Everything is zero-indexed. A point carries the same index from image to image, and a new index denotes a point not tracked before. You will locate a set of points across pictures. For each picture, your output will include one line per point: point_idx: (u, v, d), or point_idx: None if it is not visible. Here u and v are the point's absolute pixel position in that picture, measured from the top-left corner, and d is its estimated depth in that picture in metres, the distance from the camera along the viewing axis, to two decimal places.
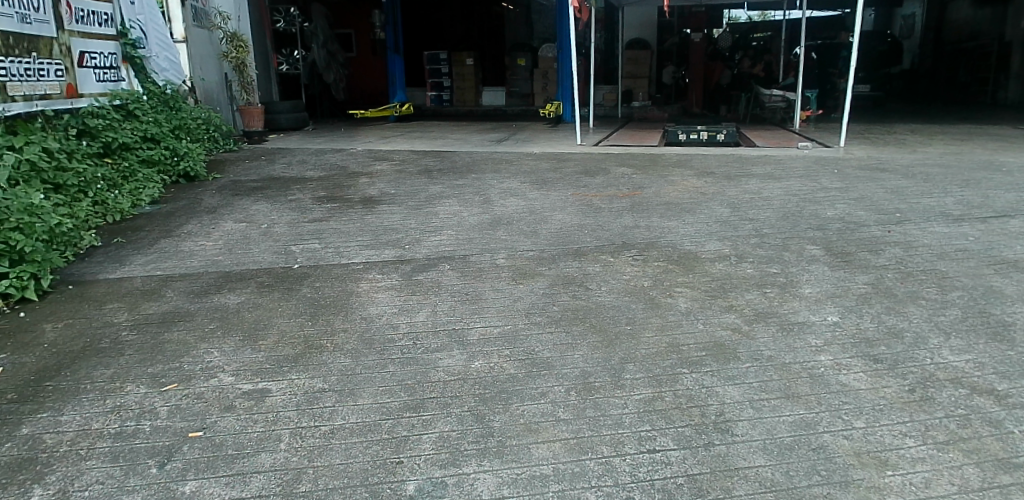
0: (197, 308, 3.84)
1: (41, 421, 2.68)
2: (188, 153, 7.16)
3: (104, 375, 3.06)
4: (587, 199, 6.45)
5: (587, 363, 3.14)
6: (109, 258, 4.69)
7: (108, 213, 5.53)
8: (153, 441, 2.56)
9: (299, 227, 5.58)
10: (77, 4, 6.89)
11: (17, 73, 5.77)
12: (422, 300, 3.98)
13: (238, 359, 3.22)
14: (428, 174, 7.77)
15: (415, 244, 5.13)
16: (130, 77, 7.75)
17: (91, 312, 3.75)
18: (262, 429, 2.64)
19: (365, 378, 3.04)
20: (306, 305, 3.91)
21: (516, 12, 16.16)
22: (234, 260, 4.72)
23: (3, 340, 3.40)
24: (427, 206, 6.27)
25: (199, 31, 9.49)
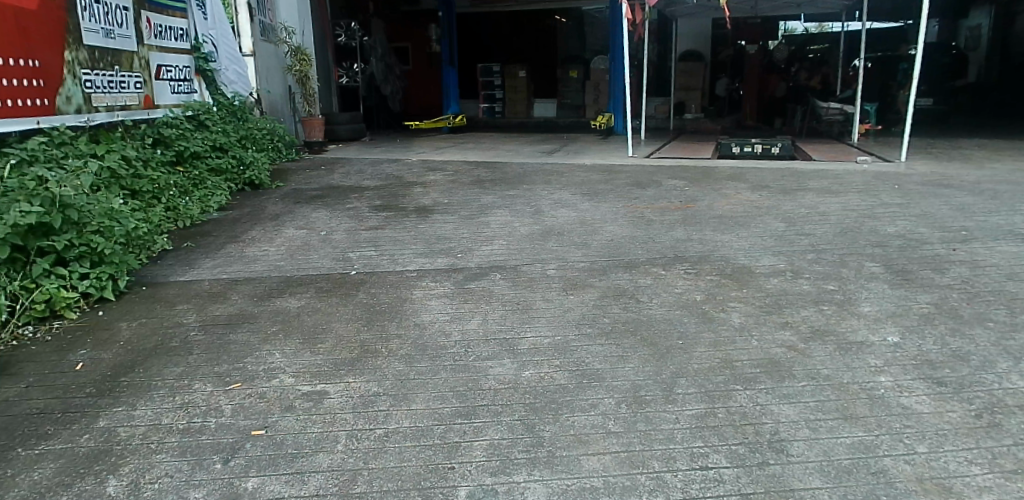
0: (259, 311, 3.99)
1: (115, 416, 2.82)
2: (253, 161, 7.44)
3: (173, 372, 3.21)
4: (638, 211, 6.44)
5: (638, 376, 3.15)
6: (178, 261, 4.91)
7: (179, 218, 5.79)
8: (219, 438, 2.67)
9: (356, 235, 5.73)
10: (156, 20, 7.24)
11: (101, 84, 6.11)
12: (474, 308, 4.05)
13: (298, 361, 3.34)
14: (480, 184, 7.87)
15: (467, 253, 5.20)
16: (201, 89, 8.19)
17: (162, 312, 3.94)
18: (320, 430, 2.73)
19: (418, 383, 3.11)
20: (361, 310, 4.02)
21: (568, 24, 16.08)
22: (295, 265, 4.89)
23: (82, 336, 3.59)
24: (479, 216, 6.36)
25: (267, 45, 9.88)
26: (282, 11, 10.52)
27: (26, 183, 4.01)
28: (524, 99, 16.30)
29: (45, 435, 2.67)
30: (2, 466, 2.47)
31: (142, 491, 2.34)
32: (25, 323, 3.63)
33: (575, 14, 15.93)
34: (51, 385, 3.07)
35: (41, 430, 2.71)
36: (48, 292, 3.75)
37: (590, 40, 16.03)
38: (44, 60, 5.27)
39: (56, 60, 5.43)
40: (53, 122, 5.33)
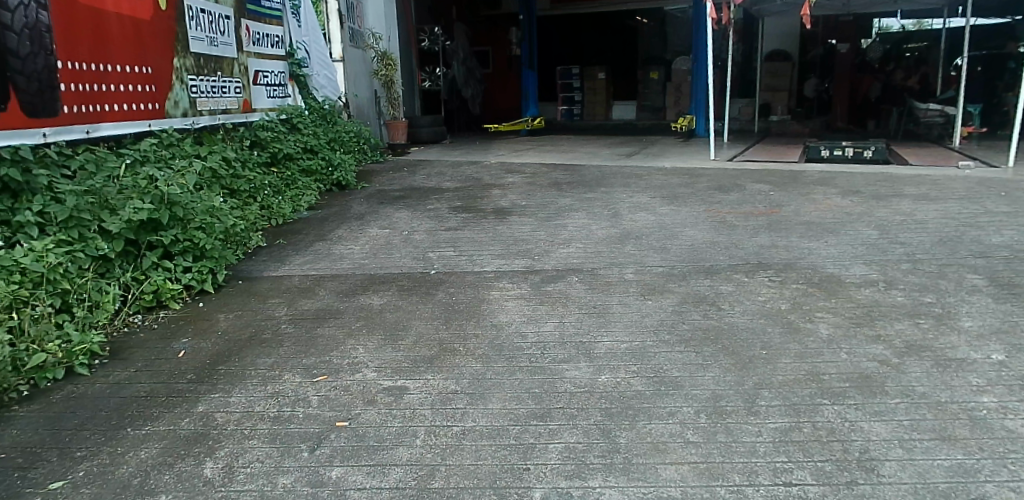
0: (345, 307, 4.15)
1: (213, 401, 3.00)
2: (340, 162, 7.72)
3: (266, 363, 3.38)
4: (720, 216, 6.30)
5: (718, 385, 3.08)
6: (271, 258, 5.15)
7: (272, 216, 6.08)
8: (306, 427, 2.79)
9: (436, 235, 5.85)
10: (254, 28, 7.62)
11: (204, 90, 6.47)
12: (550, 311, 4.06)
13: (380, 357, 3.45)
14: (558, 187, 7.88)
15: (544, 255, 5.23)
16: (294, 93, 8.57)
17: (257, 305, 4.15)
18: (400, 424, 2.81)
19: (494, 383, 3.15)
20: (440, 309, 4.10)
21: (650, 25, 15.91)
22: (378, 263, 5.04)
23: (184, 326, 3.83)
24: (556, 218, 6.38)
25: (356, 50, 10.29)
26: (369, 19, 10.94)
27: (139, 183, 4.31)
28: (603, 101, 16.34)
29: (151, 417, 2.86)
30: (114, 443, 2.66)
31: (235, 474, 2.47)
32: (136, 311, 3.90)
33: (658, 15, 15.74)
34: (157, 370, 3.29)
35: (148, 413, 2.90)
36: (155, 284, 4.01)
37: (673, 41, 15.84)
38: (156, 67, 5.63)
39: (167, 66, 5.79)
40: (162, 124, 5.68)
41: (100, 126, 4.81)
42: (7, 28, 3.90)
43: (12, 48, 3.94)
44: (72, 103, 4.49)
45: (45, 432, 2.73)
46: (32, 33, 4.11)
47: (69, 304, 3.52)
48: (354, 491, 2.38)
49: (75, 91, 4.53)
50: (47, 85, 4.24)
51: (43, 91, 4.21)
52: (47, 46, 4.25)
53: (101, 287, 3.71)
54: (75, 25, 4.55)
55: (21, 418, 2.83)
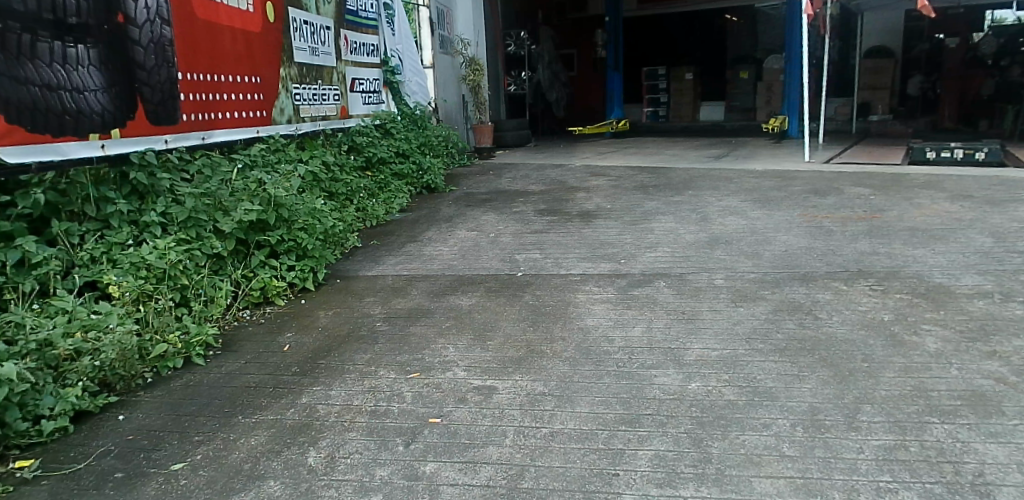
0: (435, 307, 4.26)
1: (316, 394, 3.15)
2: (430, 166, 7.93)
3: (363, 358, 3.52)
4: (815, 220, 6.07)
5: (816, 398, 2.98)
6: (366, 258, 5.36)
7: (366, 218, 6.32)
8: (401, 421, 2.90)
9: (522, 237, 5.92)
10: (352, 37, 7.95)
11: (306, 97, 6.79)
12: (638, 315, 4.04)
13: (470, 356, 3.53)
14: (644, 190, 7.80)
15: (631, 258, 5.20)
16: (388, 100, 8.86)
17: (354, 302, 4.34)
18: (490, 423, 2.87)
19: (582, 386, 3.17)
20: (528, 311, 4.15)
21: (740, 24, 15.61)
22: (467, 264, 5.16)
23: (287, 321, 4.04)
24: (642, 222, 6.32)
25: (445, 57, 10.55)
26: (457, 25, 11.19)
27: (249, 186, 4.59)
28: (690, 102, 16.04)
29: (259, 407, 3.04)
30: (228, 430, 2.85)
31: (336, 464, 2.60)
32: (244, 306, 4.15)
33: (749, 12, 15.47)
34: (264, 362, 3.49)
35: (257, 402, 3.09)
36: (262, 281, 4.26)
37: (764, 39, 15.44)
38: (264, 76, 5.95)
39: (273, 77, 6.12)
40: (269, 131, 6.00)
41: (214, 132, 5.13)
42: (135, 43, 4.20)
43: (140, 62, 4.24)
44: (191, 112, 4.81)
45: (166, 416, 2.95)
46: (157, 46, 4.41)
47: (186, 298, 3.79)
48: (447, 487, 2.45)
49: (193, 100, 4.85)
50: (169, 95, 4.56)
51: (165, 101, 4.52)
52: (169, 59, 4.55)
53: (215, 283, 3.97)
54: (193, 38, 4.87)
55: (145, 403, 3.06)
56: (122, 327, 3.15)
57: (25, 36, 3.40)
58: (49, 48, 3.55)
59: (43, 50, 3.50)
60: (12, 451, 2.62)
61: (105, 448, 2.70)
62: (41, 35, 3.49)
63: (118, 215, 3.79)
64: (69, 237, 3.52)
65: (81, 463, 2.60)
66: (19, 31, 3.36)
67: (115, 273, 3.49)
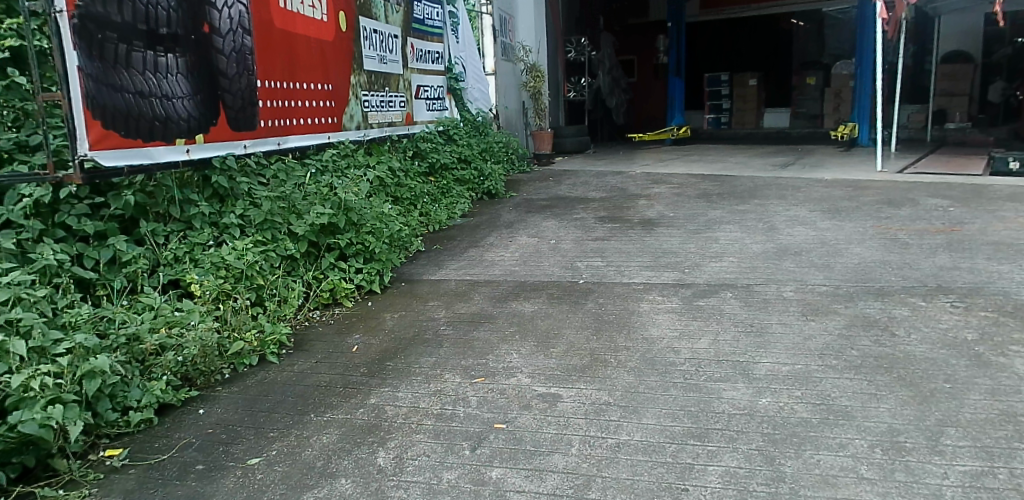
0: (498, 312, 4.29)
1: (384, 395, 3.21)
2: (491, 172, 7.99)
3: (428, 362, 3.57)
4: (890, 232, 5.84)
5: (895, 418, 2.87)
6: (429, 262, 5.44)
7: (429, 223, 6.41)
8: (466, 426, 2.92)
9: (583, 244, 5.90)
10: (418, 45, 8.10)
11: (374, 104, 6.95)
12: (704, 326, 3.96)
13: (533, 363, 3.53)
14: (708, 198, 7.67)
15: (696, 268, 5.11)
16: (451, 106, 8.98)
17: (418, 306, 4.40)
18: (556, 431, 2.86)
19: (649, 397, 3.12)
20: (591, 319, 4.13)
21: (806, 28, 15.30)
22: (529, 271, 5.17)
23: (355, 322, 4.13)
24: (706, 231, 6.21)
25: (506, 64, 10.63)
26: (519, 32, 11.25)
27: (321, 190, 4.75)
28: (754, 108, 15.54)
29: (330, 406, 3.12)
30: (300, 427, 2.93)
31: (405, 465, 2.63)
32: (314, 307, 4.27)
33: (815, 17, 15.09)
34: (334, 362, 3.57)
35: (328, 401, 3.16)
36: (332, 283, 4.37)
37: (832, 43, 15.10)
38: (335, 84, 6.11)
39: (344, 85, 6.28)
40: (339, 137, 6.16)
41: (289, 138, 5.30)
42: (219, 52, 4.38)
43: (222, 70, 4.43)
44: (268, 118, 4.97)
45: (244, 412, 3.06)
46: (238, 55, 4.59)
47: (262, 298, 3.92)
48: (514, 493, 2.46)
49: (270, 107, 5.02)
50: (249, 102, 4.73)
51: (245, 107, 4.69)
52: (249, 67, 4.72)
53: (288, 284, 4.10)
54: (271, 48, 5.04)
55: (223, 398, 3.18)
56: (203, 324, 3.30)
57: (122, 46, 3.55)
58: (142, 58, 3.71)
59: (137, 59, 3.66)
60: (103, 440, 2.76)
61: (187, 440, 2.82)
62: (136, 45, 3.65)
63: (200, 217, 3.99)
64: (155, 237, 3.71)
65: (164, 454, 2.71)
66: (116, 41, 3.51)
67: (197, 272, 3.66)
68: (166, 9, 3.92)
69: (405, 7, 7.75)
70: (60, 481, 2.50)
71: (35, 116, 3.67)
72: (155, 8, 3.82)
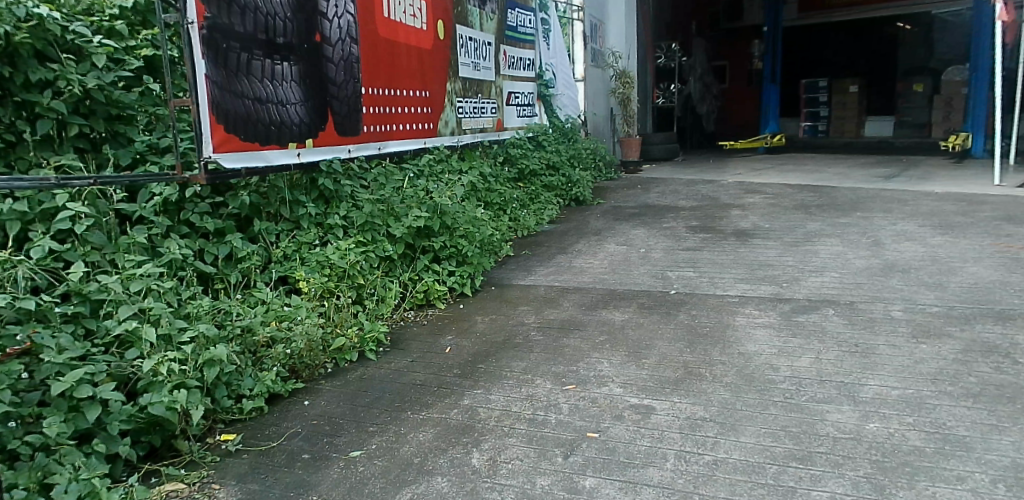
0: (588, 319, 4.28)
1: (476, 397, 3.26)
2: (580, 179, 7.96)
3: (519, 366, 3.60)
4: (1010, 251, 5.44)
5: (1020, 453, 2.66)
6: (518, 267, 5.49)
7: (518, 228, 6.46)
8: (558, 433, 2.92)
9: (674, 254, 5.79)
10: (511, 52, 8.21)
11: (468, 110, 7.07)
12: (805, 344, 3.81)
13: (625, 373, 3.49)
14: (806, 209, 7.38)
15: (794, 282, 4.92)
16: (540, 112, 9.03)
17: (508, 310, 4.45)
18: (649, 444, 2.82)
19: (747, 415, 3.03)
20: (684, 331, 4.05)
21: (913, 32, 14.52)
22: (618, 279, 5.13)
23: (448, 324, 4.22)
24: (805, 244, 5.98)
25: (596, 70, 10.60)
26: (610, 39, 11.19)
27: (418, 193, 4.89)
28: (854, 117, 14.73)
29: (426, 404, 3.19)
30: (398, 424, 3.01)
31: (498, 468, 2.66)
32: (409, 307, 4.38)
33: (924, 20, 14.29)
34: (429, 362, 3.66)
35: (423, 400, 3.24)
36: (427, 284, 4.48)
37: (941, 48, 14.22)
38: (433, 90, 6.26)
39: (441, 92, 6.43)
40: (434, 142, 6.31)
41: (389, 143, 5.47)
42: (328, 60, 4.59)
43: (331, 78, 4.62)
44: (371, 124, 5.15)
45: (346, 405, 3.18)
46: (345, 64, 4.78)
47: (362, 296, 4.07)
48: None
49: (373, 113, 5.19)
50: (354, 109, 4.93)
51: (350, 114, 4.88)
52: (355, 75, 4.91)
53: (386, 284, 4.24)
54: (376, 56, 5.23)
55: (326, 391, 3.31)
56: (310, 320, 3.46)
57: (244, 55, 3.77)
58: (260, 66, 3.92)
59: (256, 68, 3.89)
60: (219, 425, 2.93)
61: (294, 430, 2.95)
62: (256, 54, 3.87)
63: (307, 218, 4.20)
64: (267, 235, 3.92)
65: (274, 441, 2.85)
66: (239, 50, 3.73)
67: (305, 269, 3.84)
68: (283, 20, 4.14)
69: (500, 15, 7.87)
70: (181, 461, 2.67)
71: (165, 120, 3.96)
72: (274, 19, 4.04)
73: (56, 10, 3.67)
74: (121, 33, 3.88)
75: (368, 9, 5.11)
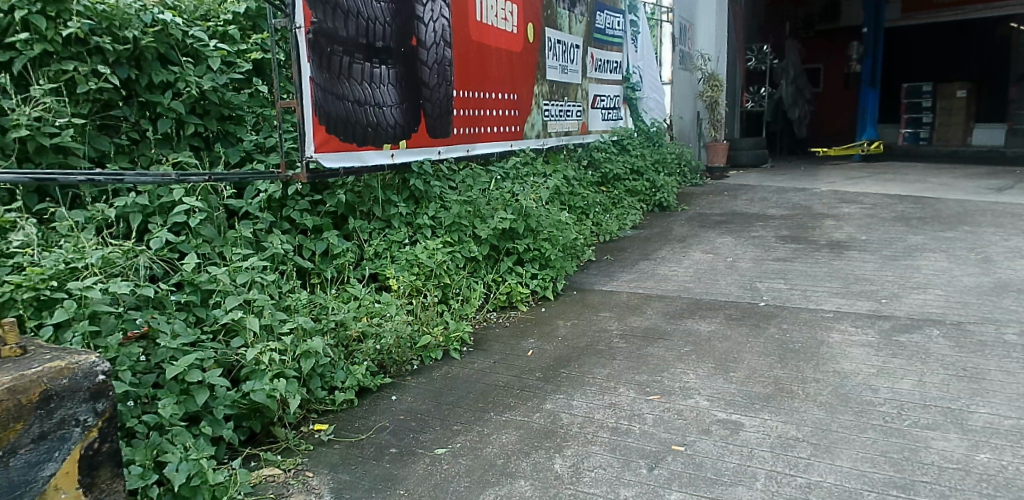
0: (673, 329, 4.19)
1: (558, 401, 3.26)
2: (664, 184, 7.82)
3: (602, 373, 3.57)
4: None
5: None
6: (600, 272, 5.45)
7: (601, 233, 6.41)
8: (643, 444, 2.88)
9: (763, 264, 5.60)
10: (598, 55, 8.15)
11: (554, 113, 7.07)
12: (906, 365, 3.61)
13: (712, 386, 3.41)
14: (906, 221, 6.99)
15: (894, 299, 4.67)
16: (625, 116, 8.94)
17: (591, 316, 4.42)
18: (738, 461, 2.73)
19: (842, 438, 2.89)
20: (774, 346, 3.90)
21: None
22: (705, 288, 5.00)
23: (530, 327, 4.23)
24: (906, 258, 5.66)
25: (683, 73, 10.38)
26: (699, 41, 10.95)
27: (503, 195, 4.94)
28: (961, 123, 13.88)
29: (509, 406, 3.22)
30: (483, 423, 3.05)
31: (581, 476, 2.65)
32: (492, 308, 4.42)
33: None
34: (511, 364, 3.69)
35: (506, 401, 3.27)
36: (509, 286, 4.52)
37: None
38: (521, 93, 6.30)
39: (528, 94, 6.47)
40: (520, 145, 6.35)
41: (477, 145, 5.54)
42: (423, 63, 4.70)
43: (425, 80, 4.73)
44: (461, 126, 5.24)
45: (431, 402, 3.24)
46: (438, 67, 4.89)
47: (447, 296, 4.15)
48: None
49: (464, 115, 5.28)
50: (446, 111, 5.02)
51: (442, 116, 4.98)
52: (448, 78, 5.01)
53: (470, 285, 4.30)
54: (468, 60, 5.32)
55: (411, 387, 3.39)
56: (399, 317, 3.56)
57: (346, 59, 3.92)
58: (360, 69, 4.06)
59: (357, 71, 4.03)
60: (313, 415, 3.05)
61: (382, 423, 3.04)
62: (357, 57, 4.01)
63: (398, 217, 4.32)
64: (360, 233, 4.06)
65: (363, 434, 2.94)
66: (341, 54, 3.87)
67: (395, 268, 3.95)
68: (383, 24, 4.27)
69: (589, 17, 7.84)
70: (278, 447, 2.80)
71: (270, 120, 4.15)
72: (374, 23, 4.17)
73: (177, 16, 3.93)
74: (234, 37, 4.11)
75: (462, 13, 5.20)
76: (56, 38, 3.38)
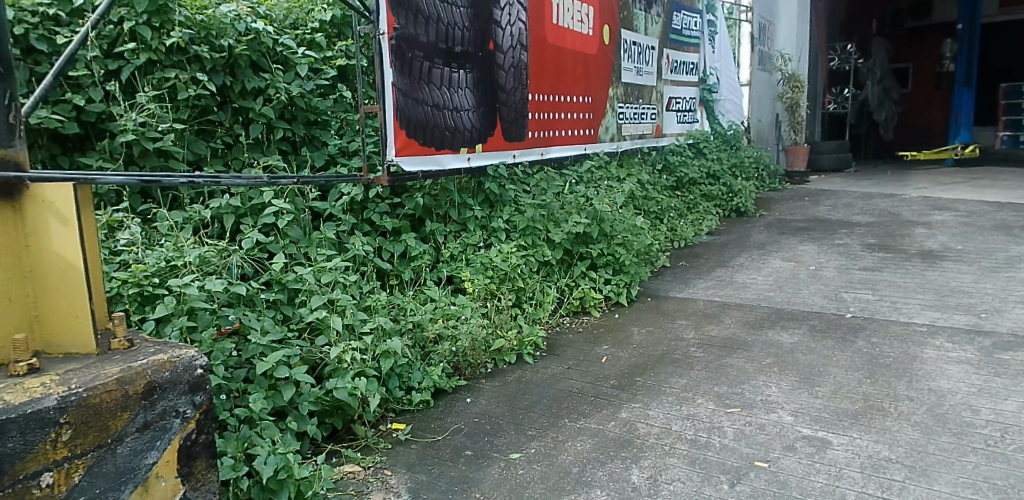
0: (753, 340, 4.05)
1: (634, 410, 3.21)
2: (742, 189, 7.60)
3: (679, 383, 3.50)
4: None
5: None
6: (676, 279, 5.36)
7: (675, 239, 6.28)
8: (723, 458, 2.80)
9: (849, 273, 5.36)
10: (674, 56, 8.01)
11: (628, 115, 6.99)
12: (1010, 385, 3.37)
13: (796, 400, 3.28)
14: (1007, 230, 6.55)
15: (994, 313, 4.38)
16: (700, 118, 8.76)
17: (666, 323, 4.33)
18: (825, 480, 2.62)
19: (939, 461, 2.73)
20: (861, 360, 3.73)
21: None
22: (786, 298, 4.83)
23: (604, 333, 4.18)
24: (1006, 269, 5.31)
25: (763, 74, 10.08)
26: (779, 40, 10.60)
27: (578, 200, 4.92)
28: None
29: (584, 413, 3.19)
30: (558, 430, 3.04)
31: (659, 488, 2.60)
32: (565, 313, 4.40)
33: None
34: (585, 370, 3.65)
35: (581, 408, 3.24)
36: (583, 291, 4.48)
37: None
38: (596, 96, 6.26)
39: (604, 97, 6.42)
40: (594, 148, 6.31)
41: (551, 149, 5.53)
42: (500, 67, 4.73)
43: (502, 85, 4.76)
44: (536, 130, 5.24)
45: (505, 406, 3.25)
46: (514, 70, 4.91)
47: (521, 300, 4.16)
48: None
49: (539, 119, 5.28)
50: (521, 114, 5.04)
51: (517, 119, 4.99)
52: (524, 81, 5.03)
53: (544, 289, 4.29)
54: (544, 63, 5.32)
55: (485, 390, 3.40)
56: (474, 319, 3.59)
57: (426, 64, 3.98)
58: (439, 74, 4.12)
59: (437, 75, 4.09)
60: (390, 414, 3.11)
61: (457, 425, 3.06)
62: (437, 62, 4.08)
63: (473, 221, 4.37)
64: (437, 236, 4.13)
65: (439, 435, 2.97)
66: (422, 59, 3.94)
67: (470, 270, 3.99)
68: (463, 29, 4.32)
69: (665, 18, 7.72)
70: (357, 444, 2.86)
71: (353, 125, 4.27)
72: (454, 28, 4.23)
73: (269, 25, 4.10)
74: (320, 45, 4.28)
75: (539, 16, 5.21)
76: (160, 47, 3.59)
